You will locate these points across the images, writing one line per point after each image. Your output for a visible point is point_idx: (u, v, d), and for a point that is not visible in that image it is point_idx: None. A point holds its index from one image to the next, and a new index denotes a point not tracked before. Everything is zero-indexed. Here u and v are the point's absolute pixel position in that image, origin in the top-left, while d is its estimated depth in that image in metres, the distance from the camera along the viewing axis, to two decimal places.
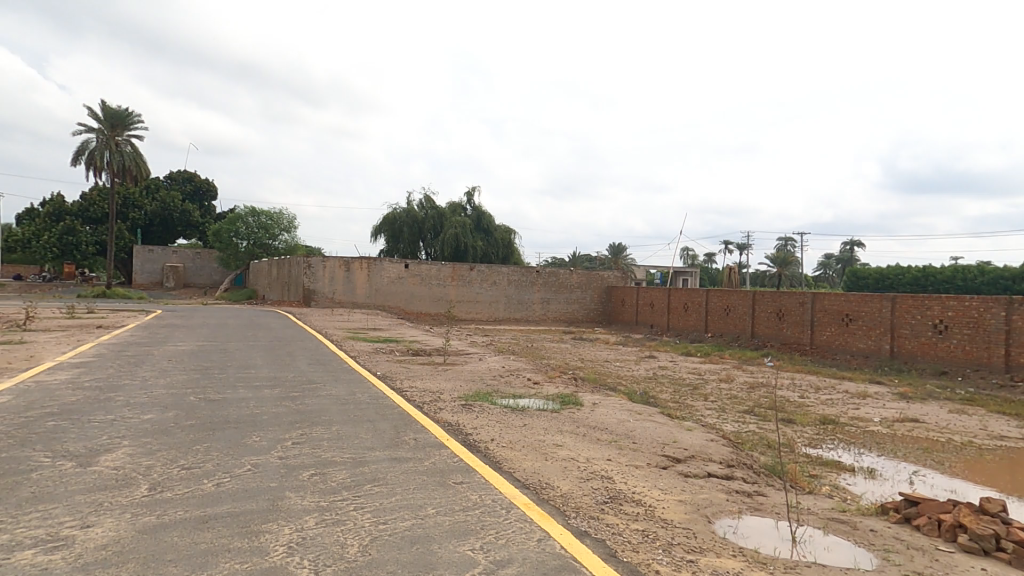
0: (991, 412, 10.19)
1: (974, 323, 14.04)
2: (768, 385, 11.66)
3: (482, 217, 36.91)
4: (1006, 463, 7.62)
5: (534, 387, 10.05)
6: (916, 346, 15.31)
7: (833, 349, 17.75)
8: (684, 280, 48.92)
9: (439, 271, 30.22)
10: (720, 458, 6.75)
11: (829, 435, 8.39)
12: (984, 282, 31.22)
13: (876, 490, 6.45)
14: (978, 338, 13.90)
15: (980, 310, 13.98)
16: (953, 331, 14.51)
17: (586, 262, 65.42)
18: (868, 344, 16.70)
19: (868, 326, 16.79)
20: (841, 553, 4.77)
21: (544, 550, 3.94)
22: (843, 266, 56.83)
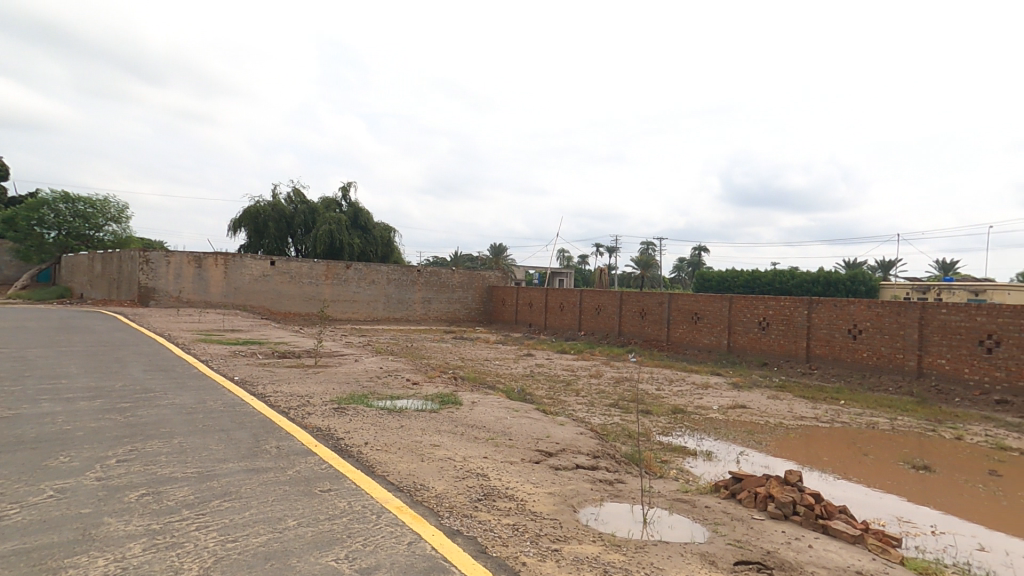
0: (798, 397, 12.01)
1: (786, 321, 16.44)
2: (631, 379, 12.62)
3: (360, 213, 35.62)
4: (805, 440, 9.14)
5: (413, 388, 9.89)
6: (746, 341, 17.57)
7: (684, 345, 19.74)
8: (560, 281, 51.54)
9: (311, 269, 28.70)
10: (588, 450, 6.98)
11: (678, 424, 9.26)
12: (794, 284, 36.83)
13: (712, 470, 7.26)
14: (789, 333, 16.31)
15: (790, 309, 16.39)
16: (771, 327, 16.87)
17: (467, 262, 66.55)
18: (711, 339, 18.79)
19: (711, 323, 18.87)
20: (682, 529, 5.24)
21: (414, 553, 3.74)
22: (692, 270, 63.81)
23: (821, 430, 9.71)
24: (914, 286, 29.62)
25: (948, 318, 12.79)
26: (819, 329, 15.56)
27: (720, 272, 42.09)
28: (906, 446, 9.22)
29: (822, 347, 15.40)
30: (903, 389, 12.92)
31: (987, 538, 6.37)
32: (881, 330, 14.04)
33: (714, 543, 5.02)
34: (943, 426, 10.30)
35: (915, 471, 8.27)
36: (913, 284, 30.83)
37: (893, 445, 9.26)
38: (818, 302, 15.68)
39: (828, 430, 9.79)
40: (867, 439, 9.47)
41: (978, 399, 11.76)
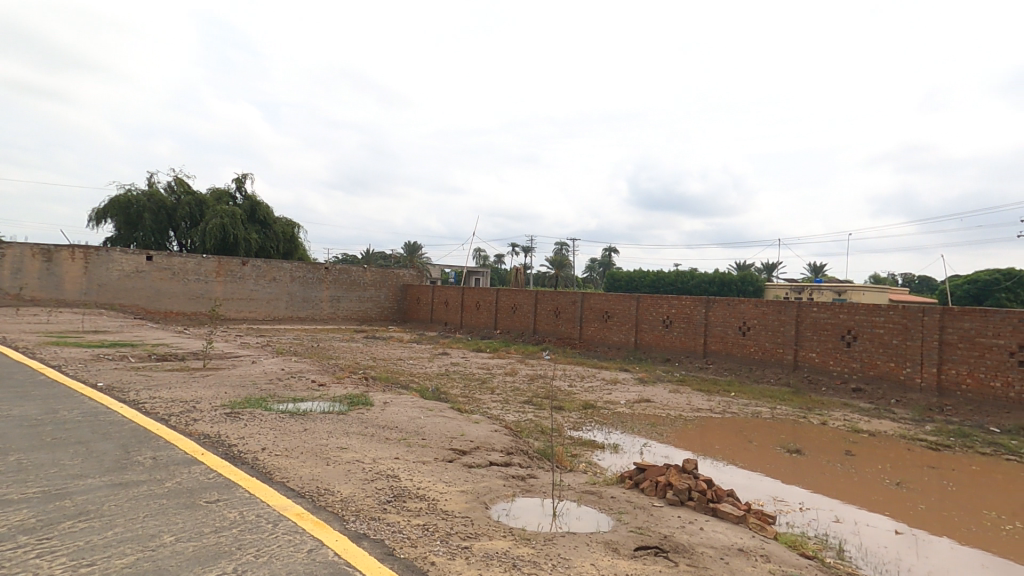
0: (696, 390, 12.89)
1: (687, 319, 17.59)
2: (544, 376, 12.90)
3: (257, 207, 33.40)
4: (700, 430, 9.82)
5: (319, 389, 9.42)
6: (652, 338, 18.60)
7: (595, 342, 20.54)
8: (476, 280, 51.69)
9: (199, 266, 26.50)
10: (501, 447, 6.96)
11: (588, 419, 9.57)
12: (694, 284, 39.64)
13: (618, 462, 7.54)
14: (690, 330, 17.47)
15: (690, 309, 17.55)
16: (674, 325, 17.98)
17: (381, 262, 64.74)
18: (620, 337, 19.69)
19: (620, 322, 19.78)
20: (588, 519, 5.40)
21: (314, 560, 3.52)
22: (603, 270, 66.74)
23: (713, 420, 10.49)
24: (793, 287, 33.00)
25: (818, 316, 14.32)
26: (715, 326, 16.79)
27: (629, 272, 44.17)
28: (783, 432, 10.22)
29: (717, 343, 16.66)
30: (781, 380, 14.40)
31: (842, 511, 7.30)
32: (766, 326, 15.46)
33: (618, 531, 5.23)
34: (813, 413, 11.54)
35: (788, 454, 9.20)
36: (790, 285, 34.37)
37: (772, 431, 10.22)
38: (714, 302, 16.89)
39: (720, 420, 10.61)
40: (751, 427, 10.38)
41: (840, 387, 13.39)
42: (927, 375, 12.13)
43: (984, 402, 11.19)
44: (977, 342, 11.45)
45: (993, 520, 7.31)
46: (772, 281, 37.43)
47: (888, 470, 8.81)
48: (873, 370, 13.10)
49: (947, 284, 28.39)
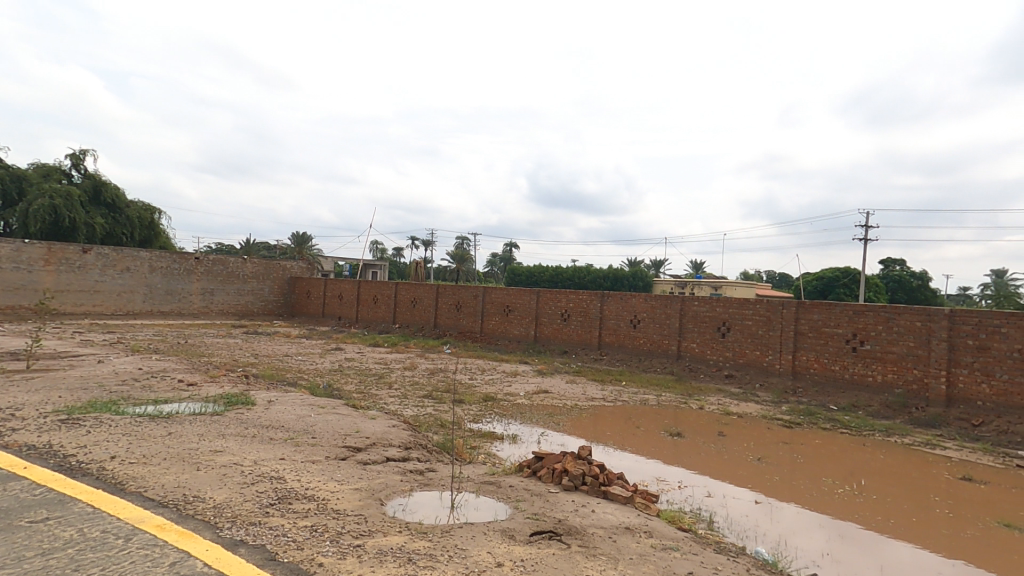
0: (591, 380, 13.52)
1: (584, 313, 18.38)
2: (444, 370, 12.78)
3: (102, 187, 29.26)
4: (593, 419, 10.29)
5: (187, 389, 8.51)
6: (551, 331, 19.20)
7: (496, 336, 20.78)
8: (373, 273, 49.86)
9: (21, 253, 22.41)
10: (399, 442, 6.73)
11: (488, 411, 9.61)
12: (590, 279, 41.58)
13: (517, 452, 7.61)
14: (586, 323, 18.28)
15: (587, 303, 18.34)
16: (572, 318, 18.70)
17: (262, 252, 59.98)
18: (520, 330, 20.10)
19: (521, 316, 20.18)
20: (486, 509, 5.41)
21: (176, 573, 3.14)
22: (505, 265, 67.88)
23: (606, 409, 11.06)
24: (677, 282, 35.83)
25: (698, 309, 15.66)
26: (609, 319, 17.73)
27: (528, 267, 45.14)
28: (666, 417, 11.05)
29: (611, 336, 17.60)
30: (666, 369, 15.59)
31: (714, 486, 8.07)
32: (654, 319, 16.61)
33: (515, 518, 5.30)
34: (692, 398, 12.61)
35: (671, 437, 9.97)
36: (674, 281, 37.35)
37: (657, 417, 11.01)
38: (608, 297, 17.80)
39: (612, 408, 11.21)
40: (639, 414, 11.09)
41: (715, 374, 14.80)
42: (784, 362, 13.79)
43: (828, 383, 12.97)
44: (823, 332, 13.22)
45: (831, 485, 8.50)
46: (659, 278, 40.38)
47: (752, 448, 9.87)
48: (742, 358, 14.60)
49: (800, 281, 32.45)
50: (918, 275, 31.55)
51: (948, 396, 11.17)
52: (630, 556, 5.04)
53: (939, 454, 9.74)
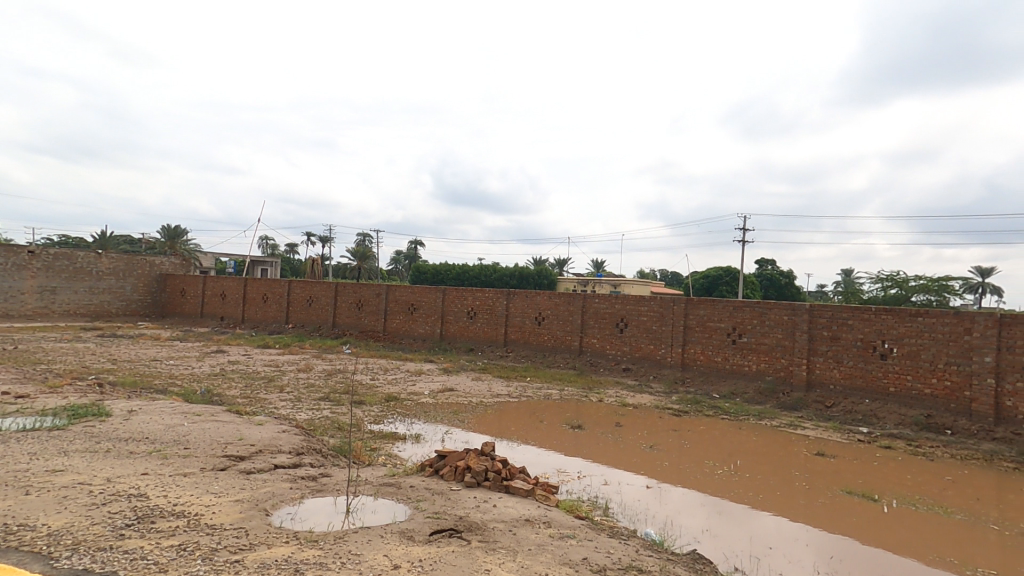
0: (496, 377, 13.68)
1: (490, 310, 18.55)
2: (343, 371, 12.28)
3: None
4: (498, 415, 10.42)
5: (17, 402, 7.39)
6: (457, 329, 19.16)
7: (400, 335, 20.36)
8: (263, 271, 46.70)
9: None
10: (289, 447, 6.35)
11: (390, 411, 9.37)
12: (497, 277, 42.03)
13: (419, 452, 7.46)
14: (492, 321, 18.46)
15: (492, 300, 18.52)
16: (477, 316, 18.79)
17: (123, 244, 53.83)
18: (425, 329, 19.85)
19: (426, 314, 19.93)
20: (384, 512, 5.26)
21: None
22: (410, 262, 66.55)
23: (510, 404, 11.24)
24: (579, 280, 37.25)
25: (598, 306, 16.41)
26: (514, 317, 18.05)
27: (434, 265, 44.64)
28: (568, 411, 11.48)
29: (516, 332, 17.93)
30: (569, 364, 16.22)
31: (610, 475, 8.51)
32: (557, 316, 17.17)
33: (415, 519, 5.22)
34: (592, 392, 13.20)
35: (572, 430, 10.36)
36: (576, 278, 38.82)
37: (559, 411, 11.39)
38: (514, 294, 18.11)
39: (516, 403, 11.42)
40: (542, 408, 11.41)
41: (613, 367, 15.63)
42: (675, 354, 14.86)
43: (712, 373, 14.19)
44: (708, 326, 14.42)
45: (712, 467, 9.31)
46: (563, 276, 41.76)
47: (645, 436, 10.55)
48: (638, 352, 15.53)
49: (688, 279, 35.11)
50: (786, 273, 35.43)
51: (808, 381, 12.72)
52: (529, 547, 5.16)
53: (800, 434, 11.05)
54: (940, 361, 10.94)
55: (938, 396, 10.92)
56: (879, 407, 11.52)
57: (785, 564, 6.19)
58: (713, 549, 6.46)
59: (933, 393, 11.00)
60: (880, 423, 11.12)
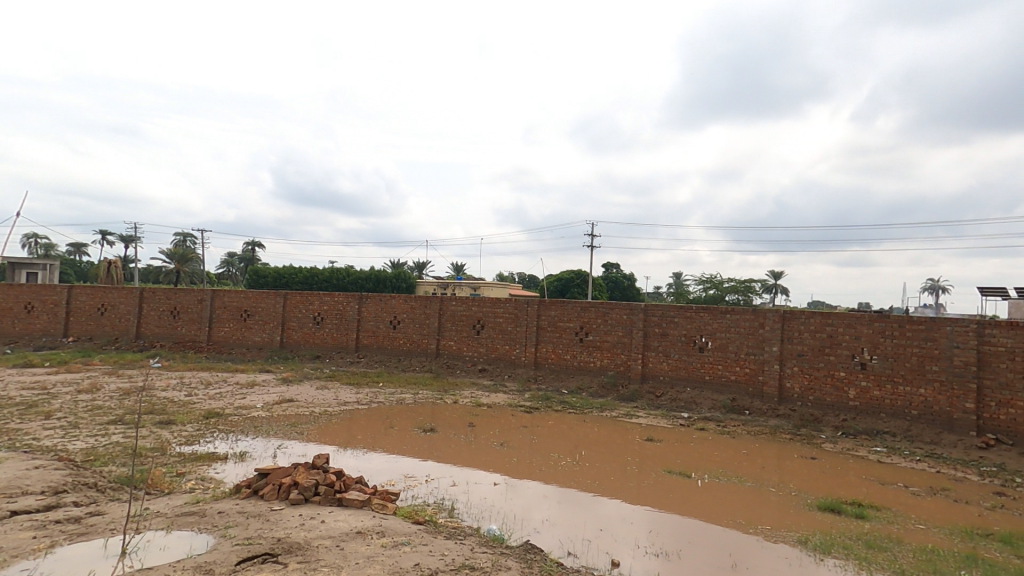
0: (343, 385, 13.16)
1: (339, 315, 17.84)
2: (148, 390, 10.89)
3: None
4: (344, 423, 10.04)
5: None
6: (300, 335, 18.17)
7: (229, 344, 18.80)
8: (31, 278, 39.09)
9: None
10: (43, 487, 5.47)
11: (209, 429, 8.56)
12: (351, 278, 39.95)
13: (238, 471, 6.89)
14: (341, 326, 17.77)
15: (343, 304, 17.83)
16: (325, 321, 18.00)
17: None
18: (262, 336, 18.55)
19: (262, 321, 18.62)
20: (176, 547, 4.81)
21: None
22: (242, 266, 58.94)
23: (359, 412, 10.90)
24: (439, 284, 37.30)
25: (455, 309, 16.61)
26: (367, 321, 17.56)
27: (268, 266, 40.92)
28: (422, 414, 11.41)
29: (369, 337, 17.47)
30: (425, 367, 16.20)
31: (458, 475, 8.61)
32: (413, 320, 17.04)
33: (218, 549, 4.83)
34: (447, 394, 13.29)
35: (424, 433, 10.32)
36: (436, 282, 38.91)
37: (411, 415, 11.27)
38: (367, 298, 17.61)
39: (365, 411, 11.09)
40: (393, 414, 11.21)
41: (470, 368, 15.93)
42: (528, 354, 15.57)
43: (562, 370, 15.11)
44: (559, 326, 15.32)
45: (557, 459, 9.91)
46: (424, 279, 41.51)
47: (497, 434, 10.87)
48: (494, 352, 16.01)
49: (544, 282, 37.02)
50: (629, 276, 39.07)
51: (643, 373, 14.12)
52: (357, 560, 5.03)
53: (634, 422, 12.22)
54: (743, 351, 12.83)
55: (741, 381, 12.80)
56: (697, 394, 13.19)
57: (610, 543, 6.77)
58: (549, 538, 6.86)
59: (737, 379, 12.86)
60: (698, 408, 12.76)
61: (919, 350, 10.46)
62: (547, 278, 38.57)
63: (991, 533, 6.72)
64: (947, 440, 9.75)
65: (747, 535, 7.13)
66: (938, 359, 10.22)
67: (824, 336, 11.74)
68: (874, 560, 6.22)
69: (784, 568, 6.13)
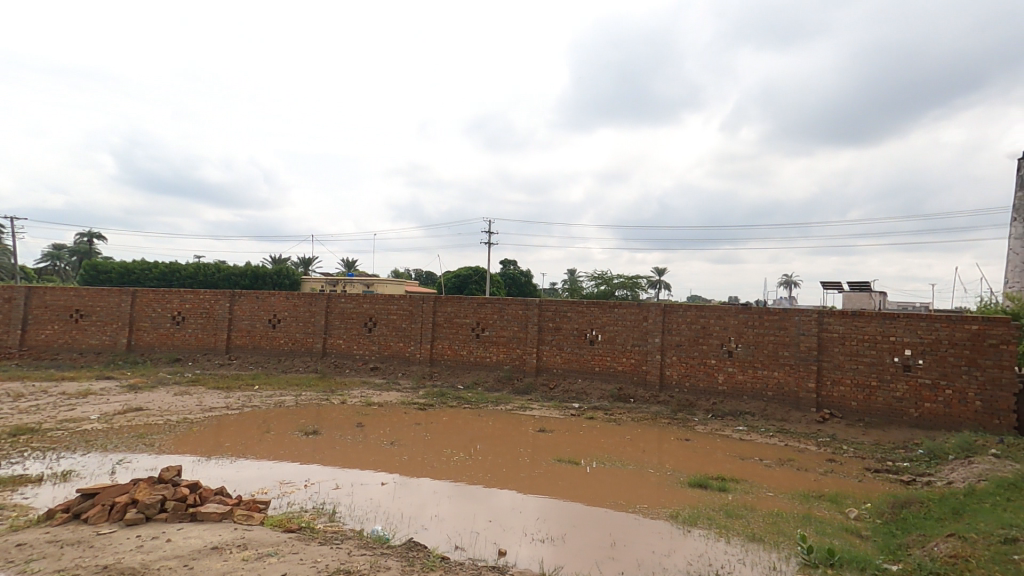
0: (209, 389, 12.07)
1: (206, 314, 16.55)
2: None
3: None
4: (209, 431, 9.19)
5: None
6: (155, 337, 16.67)
7: (54, 348, 16.83)
8: None
9: None
10: None
11: (20, 448, 7.41)
12: (222, 273, 36.26)
13: (57, 495, 6.01)
14: (208, 326, 16.50)
15: (211, 303, 16.60)
16: (188, 321, 16.66)
17: None
18: (102, 339, 16.80)
19: (103, 322, 16.88)
20: None
21: None
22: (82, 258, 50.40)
23: (228, 418, 10.03)
24: (329, 281, 35.55)
25: (344, 306, 15.94)
26: (240, 320, 16.46)
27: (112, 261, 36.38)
28: (304, 417, 10.74)
29: (243, 337, 16.36)
30: (310, 367, 15.35)
31: (342, 477, 8.16)
32: (296, 318, 16.13)
33: None
34: (333, 394, 12.68)
35: (305, 437, 9.72)
36: (324, 279, 37.07)
37: (292, 418, 10.57)
38: (240, 296, 16.51)
39: (235, 416, 10.21)
40: (271, 418, 10.45)
41: (360, 367, 15.36)
42: (423, 351, 15.31)
43: (458, 366, 15.02)
44: (454, 322, 15.22)
45: (450, 455, 9.78)
46: (312, 277, 39.32)
47: (387, 433, 10.51)
48: (387, 350, 15.56)
49: (442, 279, 36.73)
50: (526, 274, 39.92)
51: (537, 367, 14.45)
52: None
53: (527, 414, 12.45)
54: (628, 343, 13.56)
55: (627, 371, 13.52)
56: (587, 384, 13.75)
57: (498, 533, 6.77)
58: (438, 533, 6.70)
59: (623, 369, 13.58)
60: (588, 398, 13.31)
61: (774, 338, 11.71)
62: (445, 275, 38.23)
63: (823, 494, 7.67)
64: (795, 417, 11.04)
65: (627, 514, 7.50)
66: (789, 345, 11.51)
67: (697, 328, 12.74)
68: (732, 527, 6.82)
69: (657, 542, 6.50)
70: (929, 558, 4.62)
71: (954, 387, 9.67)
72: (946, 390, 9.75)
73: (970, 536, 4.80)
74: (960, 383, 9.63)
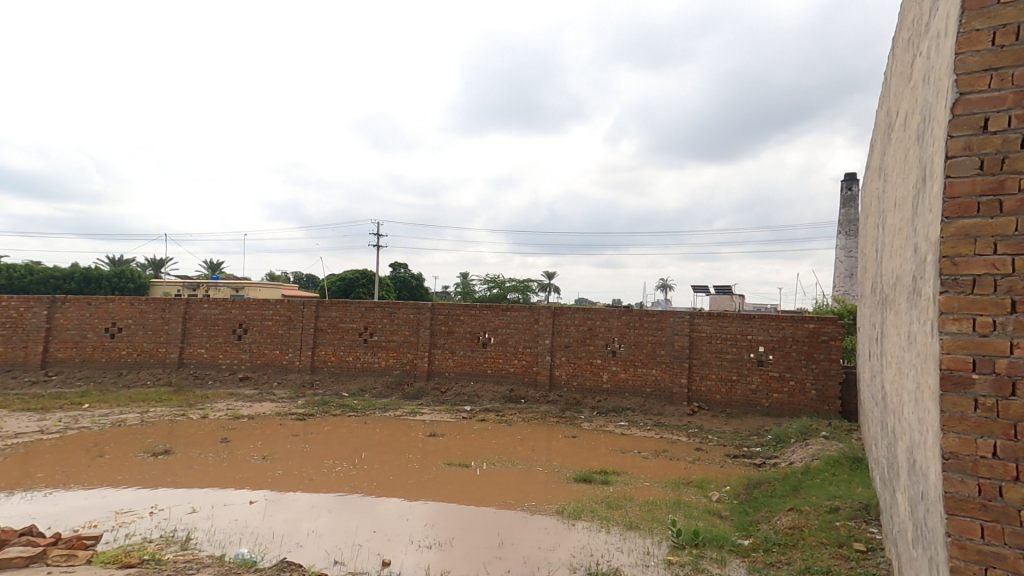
0: (15, 412, 10.26)
1: (14, 323, 14.40)
2: None
3: None
4: (13, 462, 7.83)
5: None
6: None
7: None
8: None
9: None
10: None
11: None
12: (32, 279, 30.95)
13: None
14: (17, 338, 14.36)
15: (21, 310, 14.44)
16: None
17: None
18: None
19: None
20: None
21: None
22: None
23: (43, 445, 8.58)
24: (187, 283, 31.85)
25: (207, 312, 14.50)
26: (64, 329, 14.48)
27: None
28: (153, 437, 9.50)
29: (66, 349, 14.39)
30: (161, 381, 13.69)
31: (199, 500, 7.29)
32: (144, 326, 14.42)
33: None
34: (192, 408, 11.40)
35: (152, 458, 8.57)
36: (179, 282, 33.35)
37: (136, 439, 9.29)
38: (65, 302, 14.58)
39: (55, 442, 8.77)
40: (106, 440, 9.11)
41: (227, 378, 14.01)
42: (303, 358, 14.31)
43: (343, 372, 14.26)
44: (340, 327, 14.43)
45: (332, 466, 9.18)
46: (162, 280, 35.16)
47: (257, 448, 9.61)
48: (260, 358, 14.34)
49: (324, 282, 34.65)
50: (416, 277, 39.23)
51: (428, 371, 14.15)
52: None
53: (417, 419, 12.13)
54: (520, 345, 13.77)
55: (518, 373, 13.72)
56: (480, 387, 13.74)
57: (382, 544, 6.45)
58: (315, 549, 6.21)
59: (514, 371, 13.75)
60: (480, 400, 13.30)
61: (652, 337, 12.57)
62: (328, 278, 36.30)
63: (691, 480, 8.34)
64: (669, 411, 11.94)
65: (516, 513, 7.54)
66: (665, 344, 12.42)
67: (585, 329, 13.30)
68: (612, 518, 7.15)
69: (543, 538, 6.60)
70: (773, 531, 5.17)
71: (796, 378, 11.06)
72: (790, 382, 11.12)
73: (806, 509, 5.44)
74: (800, 374, 11.03)
